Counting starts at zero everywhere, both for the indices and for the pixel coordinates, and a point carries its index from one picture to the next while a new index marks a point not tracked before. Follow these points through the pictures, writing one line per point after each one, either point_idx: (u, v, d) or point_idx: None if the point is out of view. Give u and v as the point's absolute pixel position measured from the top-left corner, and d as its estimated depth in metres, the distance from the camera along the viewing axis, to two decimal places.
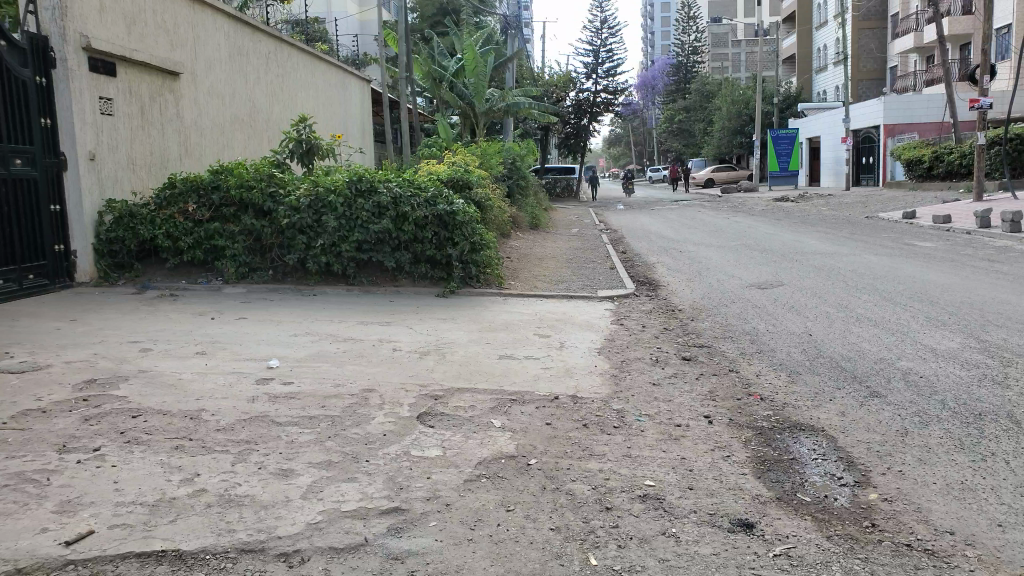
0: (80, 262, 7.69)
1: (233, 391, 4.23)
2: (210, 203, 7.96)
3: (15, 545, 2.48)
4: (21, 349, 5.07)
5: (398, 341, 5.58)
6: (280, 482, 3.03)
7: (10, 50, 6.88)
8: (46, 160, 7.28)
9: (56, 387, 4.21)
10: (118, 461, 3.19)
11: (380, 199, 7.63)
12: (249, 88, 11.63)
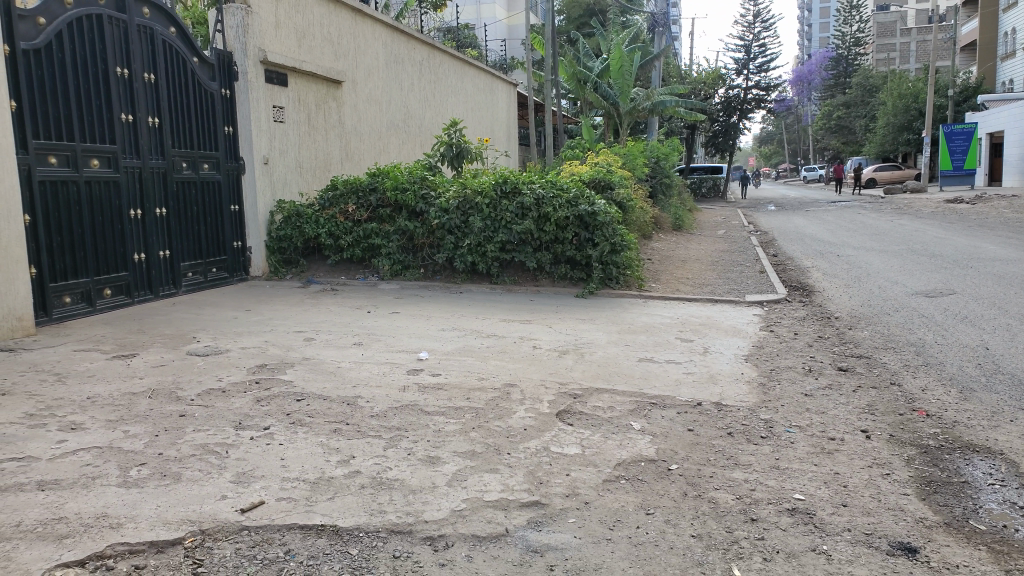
0: (254, 258, 8.40)
1: (385, 379, 4.49)
2: (368, 204, 8.45)
3: (200, 509, 2.77)
4: (206, 334, 5.62)
5: (540, 339, 5.69)
6: (427, 469, 3.19)
7: (202, 66, 7.60)
8: (228, 165, 8.00)
9: (234, 369, 4.64)
10: (284, 440, 3.47)
11: (524, 201, 7.75)
12: (404, 94, 12.24)
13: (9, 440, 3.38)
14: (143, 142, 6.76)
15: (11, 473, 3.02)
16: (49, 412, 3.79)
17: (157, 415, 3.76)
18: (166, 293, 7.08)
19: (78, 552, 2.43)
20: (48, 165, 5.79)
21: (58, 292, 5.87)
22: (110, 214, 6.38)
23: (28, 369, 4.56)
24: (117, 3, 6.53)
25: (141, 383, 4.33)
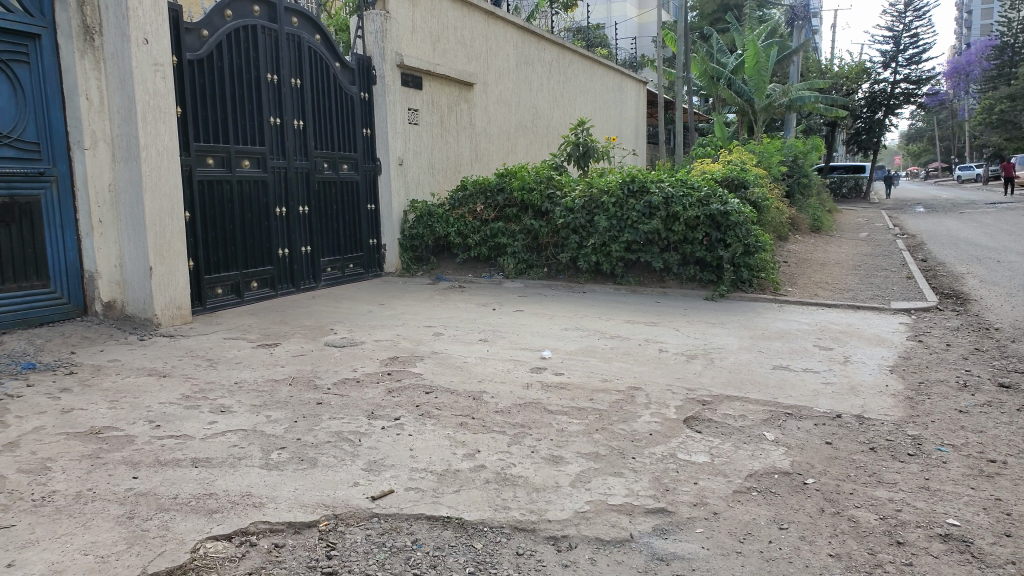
0: (388, 255, 8.73)
1: (510, 376, 4.53)
2: (496, 204, 8.58)
3: (334, 494, 2.88)
4: (342, 327, 5.88)
5: (666, 342, 5.57)
6: (551, 468, 3.18)
7: (343, 71, 7.97)
8: (365, 165, 8.35)
9: (368, 360, 4.83)
10: (413, 431, 3.57)
11: (653, 199, 7.59)
12: (534, 95, 12.34)
13: (168, 419, 3.67)
14: (289, 144, 7.16)
15: (169, 449, 3.27)
16: (202, 394, 4.08)
17: (297, 401, 3.97)
18: (306, 287, 7.47)
19: (226, 527, 2.59)
20: (206, 166, 6.23)
21: (211, 284, 6.31)
22: (258, 212, 6.79)
23: (185, 354, 4.94)
24: (269, 13, 6.96)
25: (283, 370, 4.58)
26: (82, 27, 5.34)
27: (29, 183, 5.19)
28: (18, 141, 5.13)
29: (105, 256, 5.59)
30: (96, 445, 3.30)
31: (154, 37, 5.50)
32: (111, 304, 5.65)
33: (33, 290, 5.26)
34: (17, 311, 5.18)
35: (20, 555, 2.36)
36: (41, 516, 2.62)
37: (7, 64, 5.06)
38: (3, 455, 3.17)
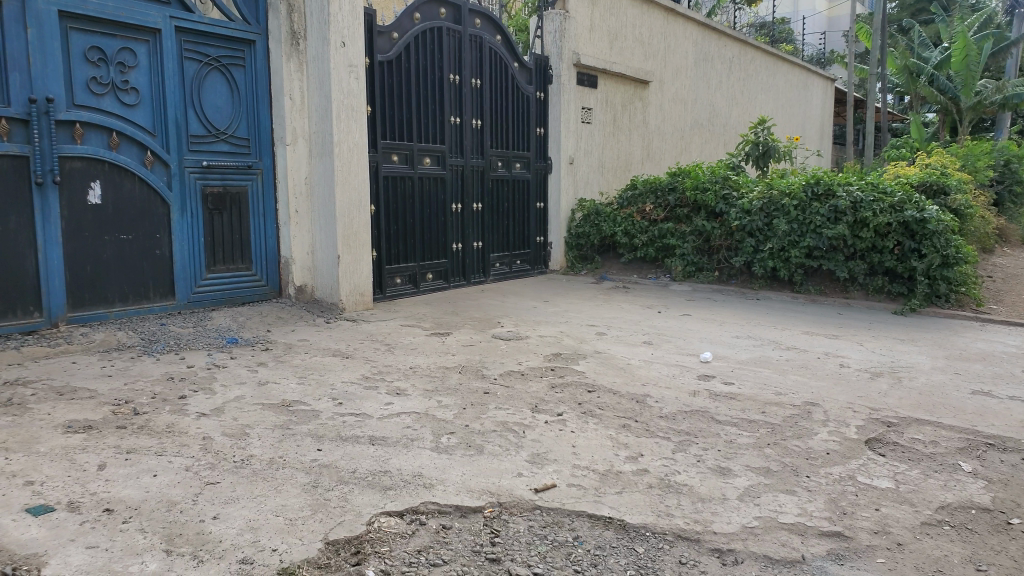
0: (554, 252, 8.84)
1: (676, 382, 4.43)
2: (667, 204, 8.42)
3: (499, 482, 2.95)
4: (509, 320, 6.01)
5: (848, 356, 5.21)
6: (718, 479, 3.08)
7: (520, 70, 8.15)
8: (538, 164, 8.49)
9: (533, 355, 4.91)
10: (576, 428, 3.58)
11: (838, 203, 7.11)
12: (712, 92, 11.98)
13: (349, 397, 3.92)
14: (467, 142, 7.41)
15: (349, 426, 3.49)
16: (379, 376, 4.33)
17: (465, 390, 4.11)
18: (476, 280, 7.71)
19: (398, 504, 2.73)
20: (391, 162, 6.59)
21: (391, 274, 6.67)
22: (436, 207, 7.09)
23: (365, 338, 5.26)
24: (454, 16, 7.23)
25: (453, 359, 4.76)
26: (290, 33, 5.82)
27: (239, 175, 5.73)
28: (232, 137, 5.68)
29: (299, 244, 6.06)
30: (287, 417, 3.59)
31: (350, 40, 5.88)
32: (302, 288, 6.12)
33: (239, 273, 5.81)
34: (225, 290, 5.73)
35: (222, 510, 2.61)
36: (240, 476, 2.89)
37: (227, 68, 5.63)
38: (211, 418, 3.53)
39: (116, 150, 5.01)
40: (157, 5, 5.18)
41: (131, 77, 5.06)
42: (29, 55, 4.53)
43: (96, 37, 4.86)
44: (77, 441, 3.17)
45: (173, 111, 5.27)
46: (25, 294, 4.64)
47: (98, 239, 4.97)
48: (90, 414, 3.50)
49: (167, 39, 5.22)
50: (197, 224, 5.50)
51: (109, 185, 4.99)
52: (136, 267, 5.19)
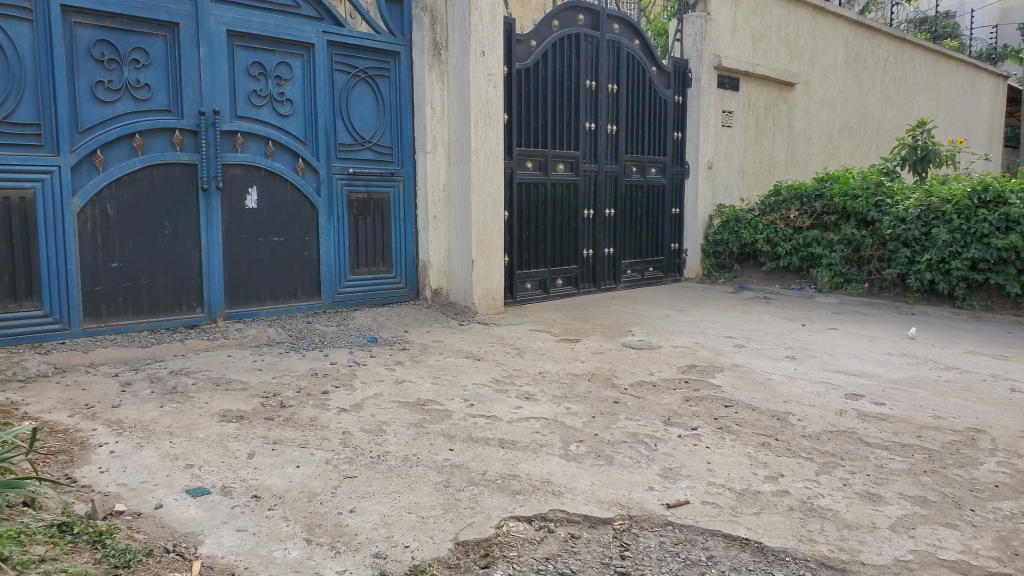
0: (689, 260, 8.61)
1: (820, 400, 4.17)
2: (813, 211, 8.00)
3: (629, 495, 2.89)
4: (640, 329, 5.91)
5: (1019, 380, 4.73)
6: (867, 506, 2.87)
7: (658, 75, 8.02)
8: (674, 169, 8.32)
9: (666, 366, 4.78)
10: (711, 444, 3.45)
11: (1009, 212, 6.47)
12: (864, 94, 11.30)
13: (480, 399, 3.97)
14: (601, 148, 7.36)
15: (480, 428, 3.53)
16: (510, 380, 4.36)
17: (595, 398, 4.06)
18: (607, 287, 7.63)
19: (527, 510, 2.72)
20: (526, 168, 6.65)
21: (522, 279, 6.72)
22: (568, 213, 7.09)
23: (496, 341, 5.32)
24: (592, 22, 7.19)
25: (584, 366, 4.72)
26: (432, 43, 6.00)
27: (382, 182, 5.96)
28: (376, 145, 5.92)
29: (436, 249, 6.23)
30: (421, 415, 3.69)
31: (490, 49, 5.99)
32: (437, 291, 6.27)
33: (379, 275, 6.04)
34: (366, 291, 5.97)
35: (359, 504, 2.71)
36: (376, 472, 2.98)
37: (373, 79, 5.87)
38: (350, 414, 3.68)
39: (272, 158, 5.34)
40: (312, 20, 5.48)
41: (287, 89, 5.38)
42: (199, 71, 4.91)
43: (258, 53, 5.21)
44: (231, 429, 3.39)
45: (323, 121, 5.56)
46: (190, 291, 5.03)
47: (254, 241, 5.31)
48: (243, 405, 3.74)
49: (319, 53, 5.51)
50: (342, 228, 5.77)
51: (265, 190, 5.32)
52: (287, 268, 5.50)
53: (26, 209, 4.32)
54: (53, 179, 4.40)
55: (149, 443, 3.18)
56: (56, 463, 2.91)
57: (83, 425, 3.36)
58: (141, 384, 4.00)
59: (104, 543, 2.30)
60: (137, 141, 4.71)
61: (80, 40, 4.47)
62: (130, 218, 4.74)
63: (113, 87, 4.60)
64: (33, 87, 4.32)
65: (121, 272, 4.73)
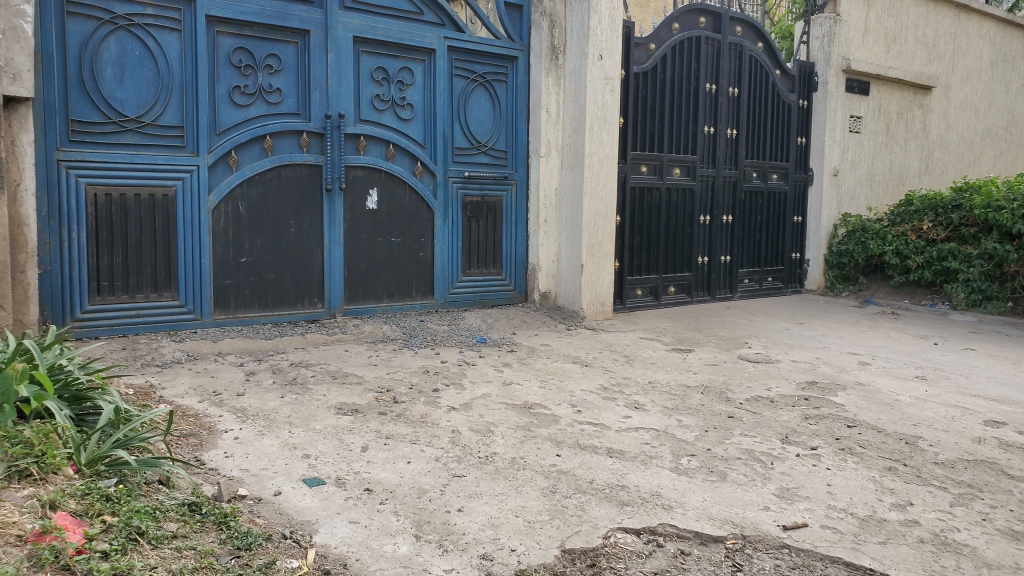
0: (811, 271, 8.23)
1: (955, 426, 3.88)
2: (948, 222, 7.53)
3: (743, 514, 2.78)
4: (757, 342, 5.69)
5: None
6: (1009, 544, 2.63)
7: (782, 78, 7.73)
8: (797, 176, 7.98)
9: (783, 381, 4.58)
10: (832, 466, 3.27)
11: None
12: (1011, 97, 10.47)
13: (588, 406, 3.93)
14: (720, 153, 7.16)
15: (588, 435, 3.50)
16: (619, 388, 4.29)
17: (708, 411, 3.94)
18: (722, 296, 7.40)
19: (635, 522, 2.66)
20: (640, 173, 6.55)
21: (633, 285, 6.62)
22: (683, 219, 6.94)
23: (605, 348, 5.26)
24: (714, 24, 7.01)
25: (695, 378, 4.59)
26: (550, 48, 6.02)
27: (496, 185, 6.03)
28: (492, 149, 5.99)
29: (547, 252, 6.23)
30: (528, 419, 3.68)
31: (608, 53, 5.96)
32: (546, 295, 6.27)
33: (490, 277, 6.10)
34: (477, 292, 6.04)
35: (466, 503, 2.73)
36: (484, 472, 3.00)
37: (491, 84, 5.95)
38: (459, 413, 3.72)
39: (392, 161, 5.49)
40: (434, 27, 5.61)
41: (408, 94, 5.52)
42: (327, 76, 5.12)
43: (382, 59, 5.38)
44: (345, 422, 3.50)
45: (441, 125, 5.67)
46: (311, 287, 5.24)
47: (373, 240, 5.48)
48: (357, 399, 3.85)
49: (440, 58, 5.63)
50: (456, 229, 5.86)
51: (384, 192, 5.48)
52: (403, 267, 5.64)
53: (169, 205, 4.64)
54: (193, 178, 4.69)
55: (270, 431, 3.33)
56: (187, 445, 3.09)
57: (211, 410, 3.56)
58: (265, 374, 4.21)
59: (228, 525, 2.42)
60: (268, 143, 4.96)
61: (221, 48, 4.75)
62: (260, 216, 4.99)
63: (248, 92, 4.86)
64: (179, 92, 4.62)
65: (250, 267, 4.99)
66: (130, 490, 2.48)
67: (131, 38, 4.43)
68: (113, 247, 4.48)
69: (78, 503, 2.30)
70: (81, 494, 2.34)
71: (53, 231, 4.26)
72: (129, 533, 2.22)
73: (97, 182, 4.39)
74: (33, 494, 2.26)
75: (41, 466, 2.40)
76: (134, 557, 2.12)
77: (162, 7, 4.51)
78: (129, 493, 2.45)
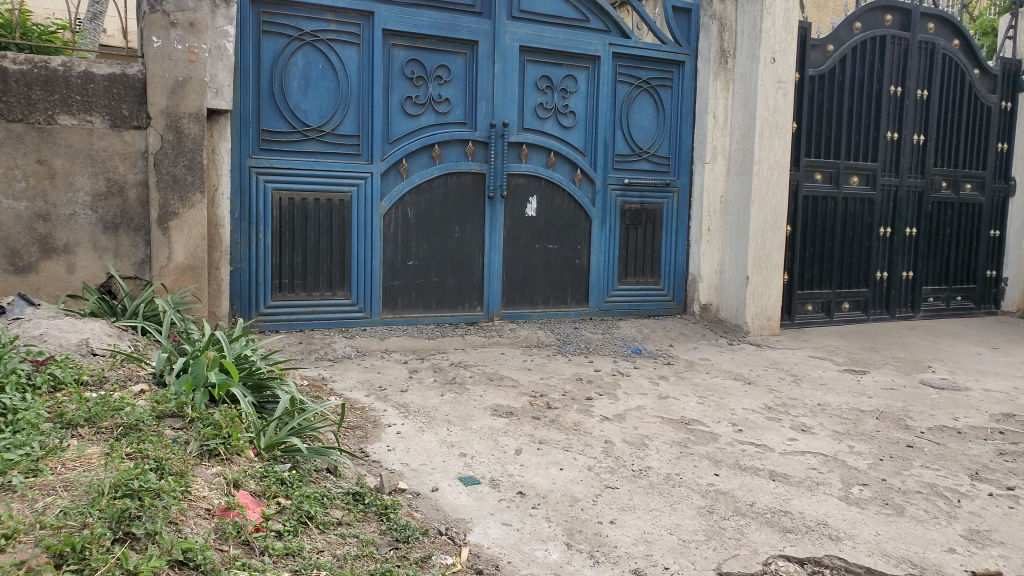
0: (1010, 290, 7.42)
1: None
2: None
3: (923, 554, 2.53)
4: (942, 366, 5.20)
5: None
6: None
7: (982, 78, 7.04)
8: (995, 185, 7.24)
9: (974, 412, 4.14)
10: None
11: None
12: None
13: (749, 425, 3.75)
14: (905, 160, 6.62)
15: (749, 456, 3.34)
16: (784, 408, 4.06)
17: (885, 439, 3.64)
18: (902, 315, 6.84)
19: (799, 551, 2.50)
20: (813, 181, 6.19)
21: (802, 299, 6.26)
22: (860, 231, 6.48)
23: (769, 365, 5.01)
24: (902, 22, 6.49)
25: (870, 402, 4.26)
26: (719, 52, 5.82)
27: (656, 193, 5.92)
28: (654, 156, 5.89)
29: (709, 262, 6.02)
30: (685, 435, 3.57)
31: (781, 56, 5.68)
32: (707, 306, 6.05)
33: (648, 286, 5.99)
34: (634, 302, 5.95)
35: (619, 516, 2.68)
36: (638, 486, 2.94)
37: (655, 89, 5.85)
38: (614, 424, 3.68)
39: (553, 168, 5.53)
40: (600, 33, 5.59)
41: (571, 101, 5.55)
42: (493, 85, 5.24)
43: (547, 67, 5.43)
44: (501, 424, 3.56)
45: (603, 132, 5.65)
46: (470, 291, 5.38)
47: (531, 246, 5.54)
48: (513, 402, 3.91)
49: (604, 65, 5.61)
50: (615, 237, 5.81)
51: (544, 199, 5.53)
52: (560, 274, 5.66)
53: (344, 210, 4.93)
54: (366, 184, 4.96)
55: (429, 428, 3.45)
56: (354, 437, 3.26)
57: (376, 404, 3.74)
58: (426, 372, 4.37)
59: (389, 517, 2.52)
60: (436, 151, 5.15)
61: (396, 61, 5.00)
62: (425, 221, 5.19)
63: (419, 102, 5.08)
64: (356, 104, 4.91)
65: (415, 270, 5.20)
66: (302, 475, 2.65)
67: (316, 53, 4.76)
68: (294, 248, 4.83)
69: (257, 484, 2.49)
70: (260, 476, 2.53)
71: (244, 232, 4.66)
72: (300, 516, 2.37)
73: (283, 187, 4.74)
74: (221, 472, 2.47)
75: (228, 447, 2.61)
76: (304, 539, 2.27)
77: (345, 23, 4.81)
78: (301, 478, 2.62)
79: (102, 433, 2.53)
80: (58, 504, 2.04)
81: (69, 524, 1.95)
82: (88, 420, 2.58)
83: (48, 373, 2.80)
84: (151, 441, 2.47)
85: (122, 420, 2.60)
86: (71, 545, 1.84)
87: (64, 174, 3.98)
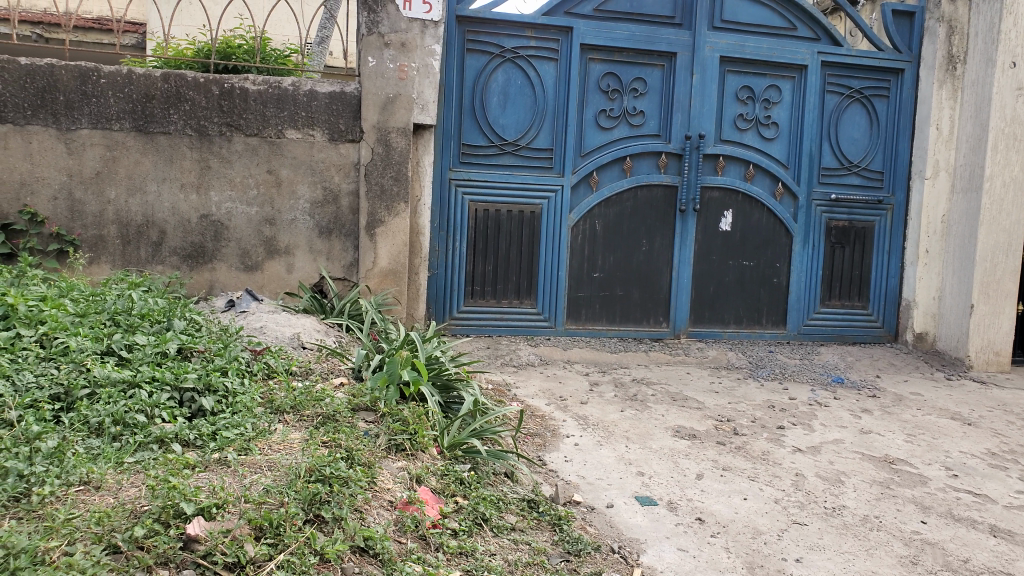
0: None
1: None
2: None
3: None
4: None
5: None
6: None
7: None
8: None
9: None
10: None
11: None
12: None
13: (968, 472, 3.33)
14: None
15: (966, 505, 2.96)
16: (1012, 456, 3.57)
17: None
18: None
19: None
20: None
21: None
22: None
23: (996, 405, 4.43)
24: None
25: None
26: (946, 57, 5.26)
27: (867, 210, 5.47)
28: (866, 170, 5.46)
29: (927, 287, 5.44)
30: (888, 475, 3.24)
31: None
32: (922, 336, 5.47)
33: (853, 310, 5.54)
34: (837, 326, 5.53)
35: (806, 555, 2.49)
36: (830, 525, 2.71)
37: (869, 99, 5.43)
38: (806, 456, 3.42)
39: (751, 182, 5.28)
40: (808, 41, 5.28)
41: (773, 112, 5.28)
42: (691, 97, 5.11)
43: (749, 77, 5.21)
44: (682, 446, 3.43)
45: (809, 144, 5.31)
46: (657, 306, 5.27)
47: (724, 263, 5.31)
48: (696, 424, 3.76)
49: (813, 74, 5.28)
50: (817, 256, 5.43)
51: (739, 214, 5.29)
52: (754, 292, 5.38)
53: (535, 221, 5.02)
54: (557, 197, 5.02)
55: (607, 442, 3.40)
56: (533, 444, 3.29)
57: (556, 414, 3.76)
58: (607, 386, 4.32)
59: (561, 527, 2.51)
60: (628, 164, 5.10)
61: (592, 74, 5.02)
62: (614, 234, 5.15)
63: (613, 115, 5.06)
64: (551, 118, 4.99)
65: (601, 282, 5.17)
66: (480, 477, 2.71)
67: (516, 69, 4.90)
68: (486, 256, 4.98)
69: (438, 481, 2.57)
70: (441, 474, 2.62)
71: (441, 240, 4.88)
72: (475, 517, 2.42)
73: (479, 198, 4.92)
74: (405, 467, 2.59)
75: (413, 443, 2.73)
76: (478, 541, 2.32)
77: (544, 39, 4.91)
78: (479, 480, 2.68)
79: (304, 421, 2.75)
80: (262, 482, 2.23)
81: (269, 500, 2.11)
82: (293, 408, 2.81)
83: (264, 362, 3.09)
84: (344, 431, 2.64)
85: (322, 409, 2.80)
86: (270, 520, 2.00)
87: (288, 183, 4.38)
